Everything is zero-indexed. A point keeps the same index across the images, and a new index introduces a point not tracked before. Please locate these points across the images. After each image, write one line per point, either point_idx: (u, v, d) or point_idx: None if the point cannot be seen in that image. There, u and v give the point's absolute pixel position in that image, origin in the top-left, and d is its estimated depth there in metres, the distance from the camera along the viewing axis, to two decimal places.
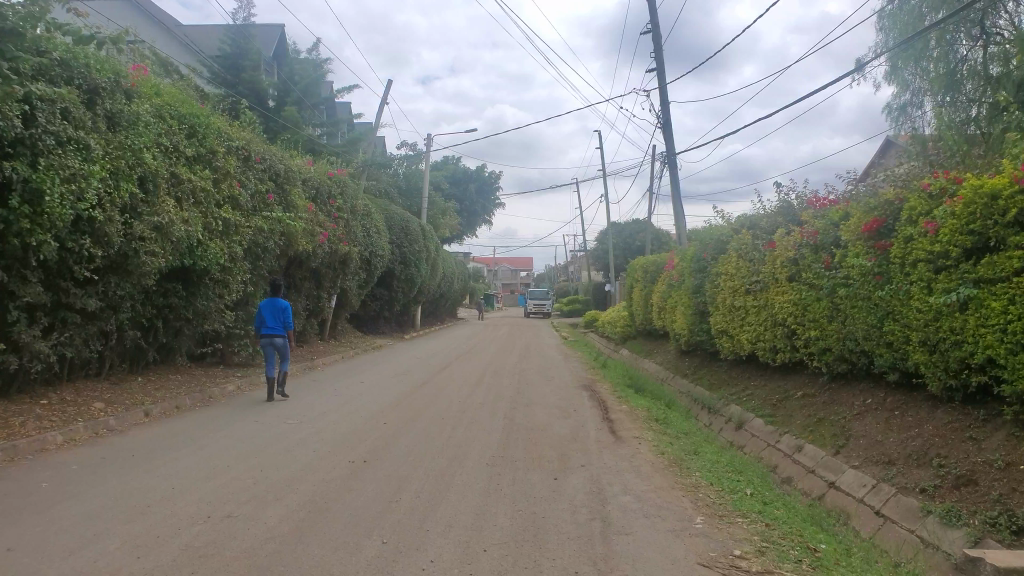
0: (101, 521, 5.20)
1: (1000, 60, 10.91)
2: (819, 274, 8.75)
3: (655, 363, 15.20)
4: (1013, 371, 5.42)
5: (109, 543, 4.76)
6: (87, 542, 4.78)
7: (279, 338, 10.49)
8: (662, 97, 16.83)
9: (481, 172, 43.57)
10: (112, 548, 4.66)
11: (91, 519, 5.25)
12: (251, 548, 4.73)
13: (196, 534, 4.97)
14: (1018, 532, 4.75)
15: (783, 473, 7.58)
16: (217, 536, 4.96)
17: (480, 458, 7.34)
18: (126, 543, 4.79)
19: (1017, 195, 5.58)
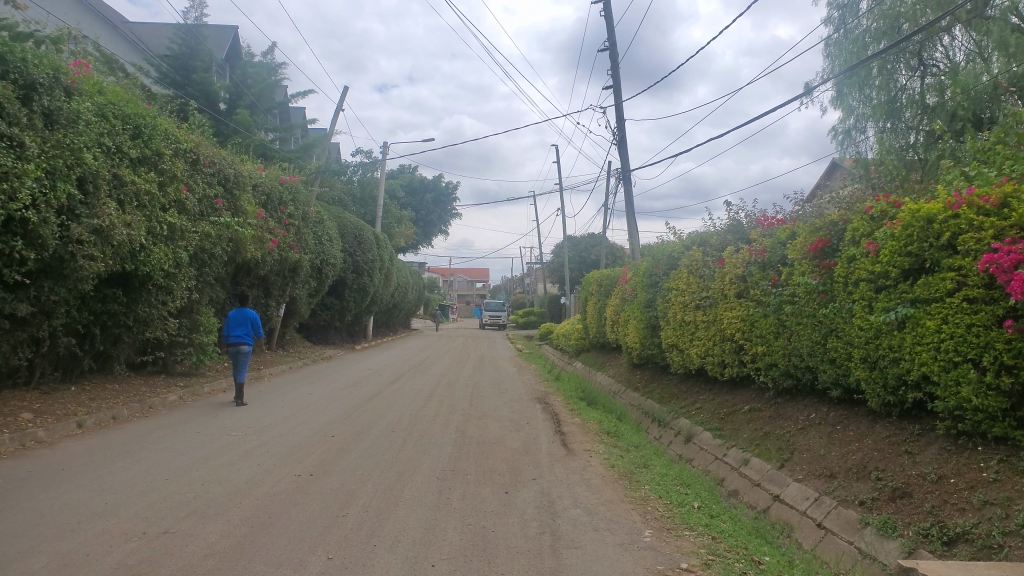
0: (28, 538, 4.99)
1: (937, 91, 11.44)
2: (766, 292, 8.99)
3: (608, 377, 15.34)
4: (945, 388, 5.63)
5: (36, 561, 4.57)
6: (11, 560, 4.58)
7: (245, 345, 10.81)
8: (618, 115, 17.10)
9: (438, 182, 43.45)
10: (39, 567, 4.48)
11: (17, 536, 5.03)
12: (188, 566, 4.59)
13: (130, 552, 4.81)
14: (948, 542, 4.91)
15: (730, 486, 7.73)
16: (153, 553, 4.80)
17: (430, 472, 7.28)
18: (54, 561, 4.60)
19: (950, 220, 5.82)
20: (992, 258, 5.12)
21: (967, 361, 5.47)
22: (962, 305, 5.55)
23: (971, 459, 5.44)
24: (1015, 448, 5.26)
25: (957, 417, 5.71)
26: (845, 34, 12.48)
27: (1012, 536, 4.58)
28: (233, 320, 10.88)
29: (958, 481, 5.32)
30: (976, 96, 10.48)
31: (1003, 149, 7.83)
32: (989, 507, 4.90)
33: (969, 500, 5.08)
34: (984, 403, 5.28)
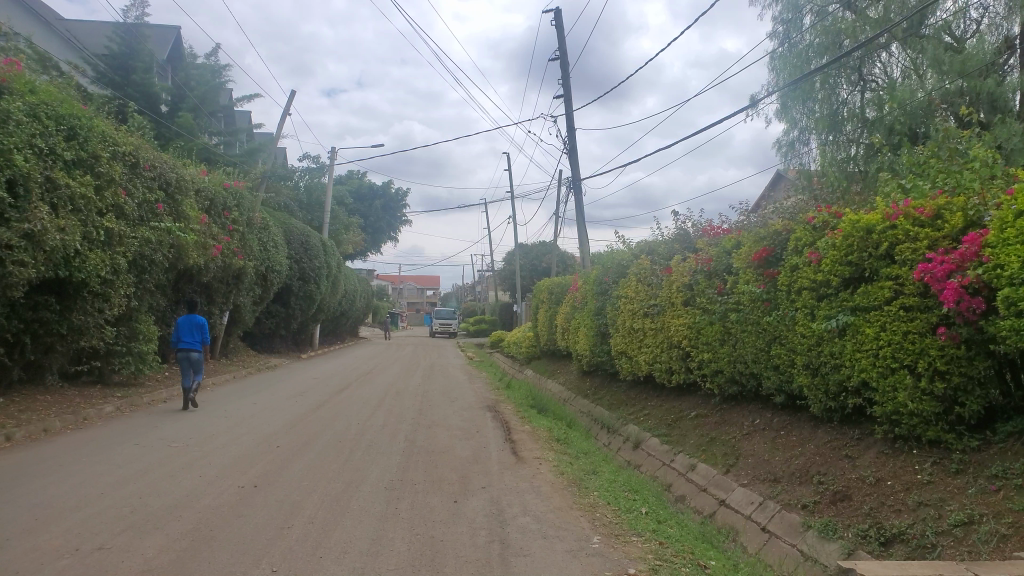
0: None
1: (875, 105, 11.77)
2: (712, 300, 9.13)
3: (558, 384, 15.37)
4: (882, 393, 5.79)
5: None
6: None
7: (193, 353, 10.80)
8: (569, 124, 17.23)
9: (387, 189, 43.07)
10: None
11: None
12: None
13: (63, 568, 4.61)
14: (886, 543, 5.01)
15: (677, 491, 7.81)
16: (87, 569, 4.62)
17: (378, 482, 7.16)
18: None
19: (888, 230, 5.98)
20: (927, 268, 5.28)
21: (903, 367, 5.62)
22: (898, 312, 5.70)
23: (907, 462, 5.61)
24: (948, 451, 5.45)
25: (894, 421, 5.87)
26: (789, 48, 12.77)
27: (945, 535, 4.72)
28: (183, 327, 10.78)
29: (895, 484, 5.46)
30: (912, 112, 10.90)
31: (938, 162, 8.11)
32: (923, 508, 5.04)
33: (905, 501, 5.22)
34: (919, 408, 5.46)
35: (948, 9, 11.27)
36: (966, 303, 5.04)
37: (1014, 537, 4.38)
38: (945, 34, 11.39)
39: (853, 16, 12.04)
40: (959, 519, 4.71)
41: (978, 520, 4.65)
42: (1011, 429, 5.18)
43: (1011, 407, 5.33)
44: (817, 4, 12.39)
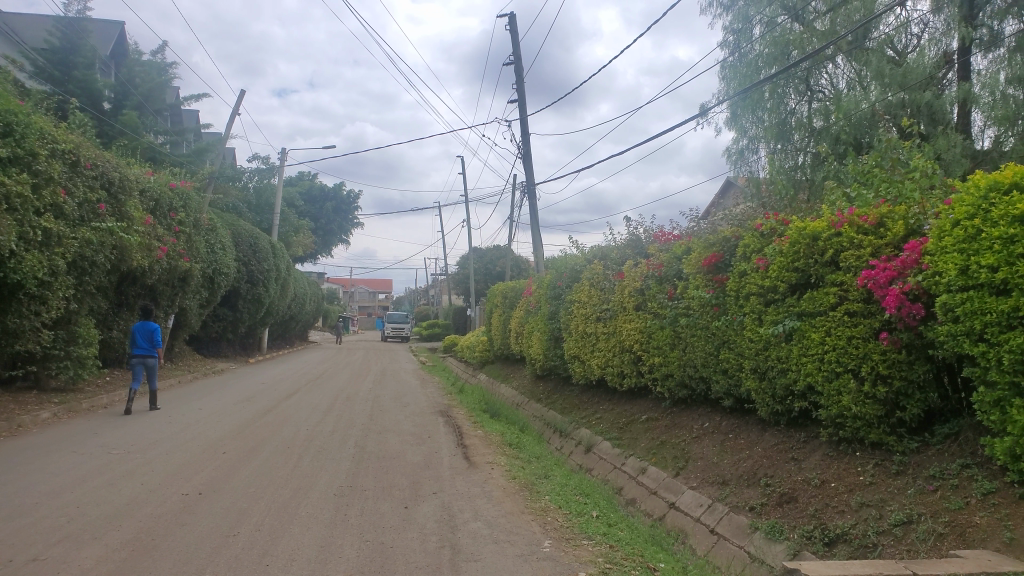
0: None
1: (822, 115, 12.08)
2: (663, 304, 9.23)
3: (511, 389, 15.34)
4: (828, 397, 5.90)
5: None
6: None
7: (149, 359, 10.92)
8: (523, 128, 17.26)
9: (339, 191, 42.53)
10: None
11: None
12: None
13: None
14: (829, 543, 5.06)
15: (628, 494, 7.84)
16: None
17: (327, 489, 7.02)
18: None
19: (834, 237, 6.09)
20: (870, 274, 5.41)
21: (847, 371, 5.74)
22: (843, 318, 5.80)
23: (851, 464, 5.72)
24: (889, 453, 5.59)
25: (838, 424, 5.98)
26: (739, 57, 13.04)
27: (886, 535, 4.80)
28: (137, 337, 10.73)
29: (839, 485, 5.56)
30: (857, 122, 11.24)
31: (882, 171, 8.31)
32: (866, 508, 5.13)
33: (848, 502, 5.31)
34: (862, 411, 5.58)
35: (891, 24, 11.70)
36: (906, 309, 5.17)
37: (950, 536, 4.48)
38: (887, 47, 11.73)
39: (801, 28, 12.33)
40: (899, 518, 4.80)
41: (917, 519, 4.75)
42: (948, 431, 5.35)
43: (949, 410, 5.52)
44: (766, 15, 12.65)
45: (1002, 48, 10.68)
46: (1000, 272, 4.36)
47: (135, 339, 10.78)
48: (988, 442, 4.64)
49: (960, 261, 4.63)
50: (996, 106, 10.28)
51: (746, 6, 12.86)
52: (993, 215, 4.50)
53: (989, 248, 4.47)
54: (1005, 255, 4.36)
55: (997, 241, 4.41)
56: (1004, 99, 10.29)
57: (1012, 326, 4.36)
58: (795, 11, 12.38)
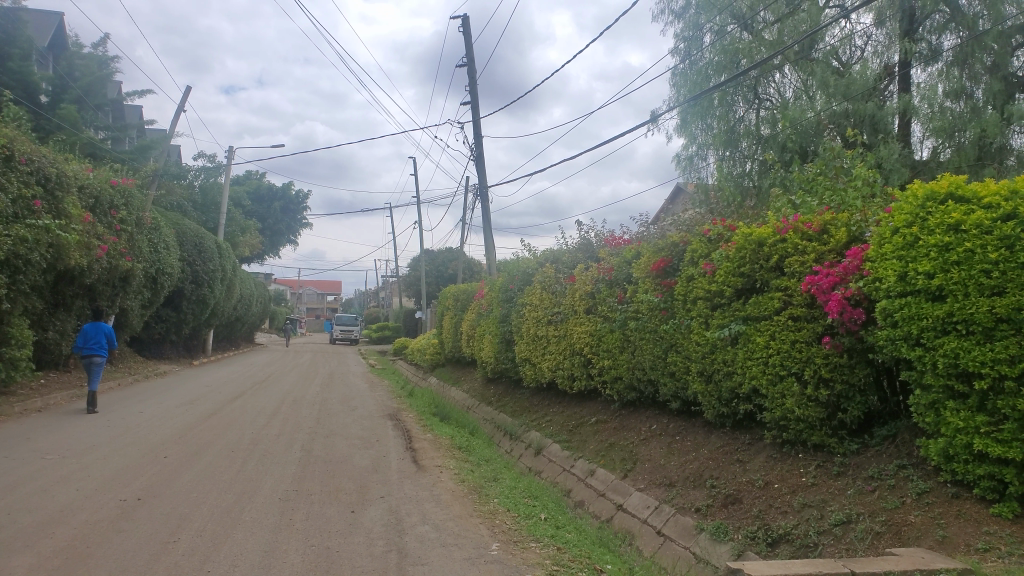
0: None
1: (770, 123, 12.34)
2: (613, 308, 9.28)
3: (462, 392, 15.29)
4: (772, 400, 6.01)
5: None
6: None
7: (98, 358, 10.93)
8: (476, 131, 17.23)
9: (287, 191, 41.87)
10: None
11: None
12: None
13: None
14: (773, 543, 5.15)
15: (576, 496, 7.87)
16: None
17: (272, 493, 6.89)
18: None
19: (778, 243, 6.19)
20: (813, 280, 5.50)
21: (791, 375, 5.86)
22: (788, 322, 5.91)
23: (794, 466, 5.84)
24: (830, 455, 5.73)
25: (782, 426, 6.10)
26: (689, 65, 13.26)
27: (826, 534, 4.90)
28: (85, 334, 10.80)
29: (782, 486, 5.67)
30: (802, 130, 11.43)
31: (826, 179, 8.49)
32: (807, 509, 5.24)
33: (790, 503, 5.42)
34: (805, 414, 5.69)
35: (835, 36, 12.03)
36: (848, 314, 5.29)
37: (886, 535, 4.59)
38: (832, 58, 12.04)
39: (750, 37, 12.56)
40: (839, 518, 4.91)
41: (855, 519, 4.86)
42: (886, 433, 5.51)
43: (888, 412, 5.68)
44: (716, 23, 12.88)
45: (940, 61, 11.05)
46: (936, 278, 4.51)
47: (84, 337, 10.80)
48: (923, 443, 4.79)
49: (899, 267, 4.76)
50: (934, 118, 10.72)
51: (697, 15, 13.07)
52: (929, 224, 4.65)
53: (926, 254, 4.62)
54: (941, 262, 4.50)
55: (934, 248, 4.56)
56: (942, 111, 10.72)
57: (946, 331, 4.50)
58: (744, 21, 12.61)
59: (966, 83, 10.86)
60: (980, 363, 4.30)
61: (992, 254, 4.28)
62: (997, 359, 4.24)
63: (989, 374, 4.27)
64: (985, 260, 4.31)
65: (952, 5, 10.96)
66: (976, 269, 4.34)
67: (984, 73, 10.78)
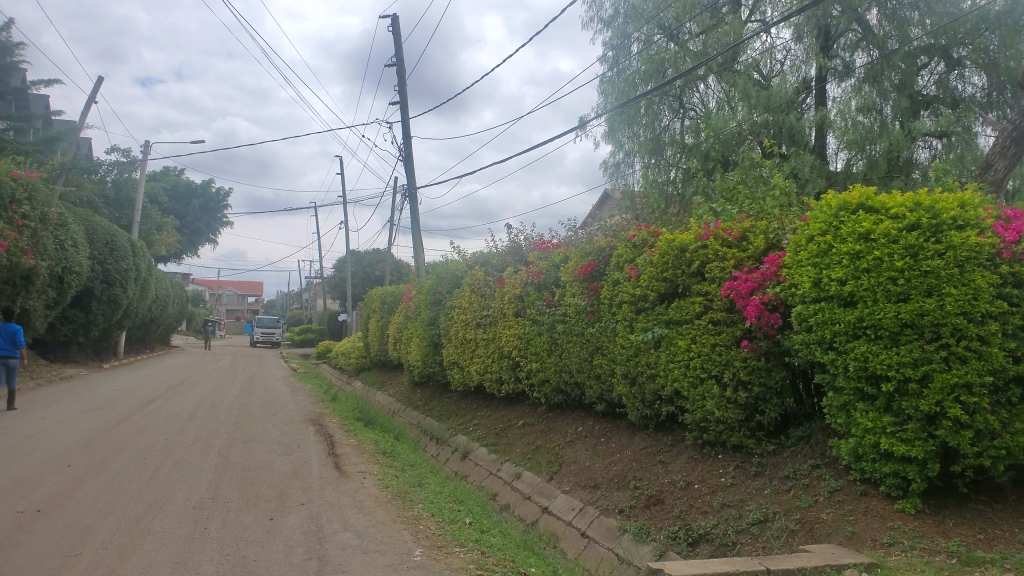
0: None
1: (693, 132, 12.66)
2: (541, 311, 9.31)
3: (388, 396, 15.09)
4: (693, 402, 6.14)
5: None
6: None
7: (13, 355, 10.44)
8: (404, 131, 17.09)
9: (207, 189, 40.58)
10: None
11: None
12: None
13: None
14: (693, 543, 5.25)
15: (502, 500, 7.87)
16: None
17: (185, 501, 6.64)
18: None
19: (700, 249, 6.33)
20: (732, 285, 5.64)
21: (711, 377, 5.99)
22: (708, 326, 6.04)
23: (713, 466, 5.98)
24: (748, 455, 5.89)
25: (703, 428, 6.24)
26: (617, 72, 13.49)
27: (744, 533, 5.03)
28: None
29: (702, 487, 5.80)
30: (724, 140, 11.67)
31: (746, 188, 8.71)
32: (726, 509, 5.36)
33: (710, 503, 5.54)
34: (724, 415, 5.84)
35: (757, 49, 12.40)
36: (766, 319, 5.46)
37: (800, 532, 4.74)
38: (754, 70, 12.37)
39: (675, 47, 12.82)
40: (756, 517, 5.04)
41: (771, 517, 5.00)
42: (802, 433, 5.70)
43: (803, 414, 5.89)
44: (643, 33, 13.12)
45: (853, 77, 11.58)
46: (847, 285, 4.69)
47: None
48: (835, 443, 4.97)
49: (813, 274, 4.93)
50: (846, 131, 11.07)
51: (624, 24, 13.31)
52: (842, 232, 4.84)
53: (838, 262, 4.80)
54: (852, 269, 4.69)
55: (846, 256, 4.74)
56: (853, 124, 11.18)
57: (857, 335, 4.68)
58: (670, 31, 12.87)
59: (876, 99, 11.33)
60: (887, 366, 4.48)
61: (899, 262, 4.49)
62: (902, 363, 4.43)
63: (895, 377, 4.46)
64: (892, 268, 4.51)
65: (863, 24, 11.54)
66: (884, 276, 4.53)
67: (892, 90, 11.36)
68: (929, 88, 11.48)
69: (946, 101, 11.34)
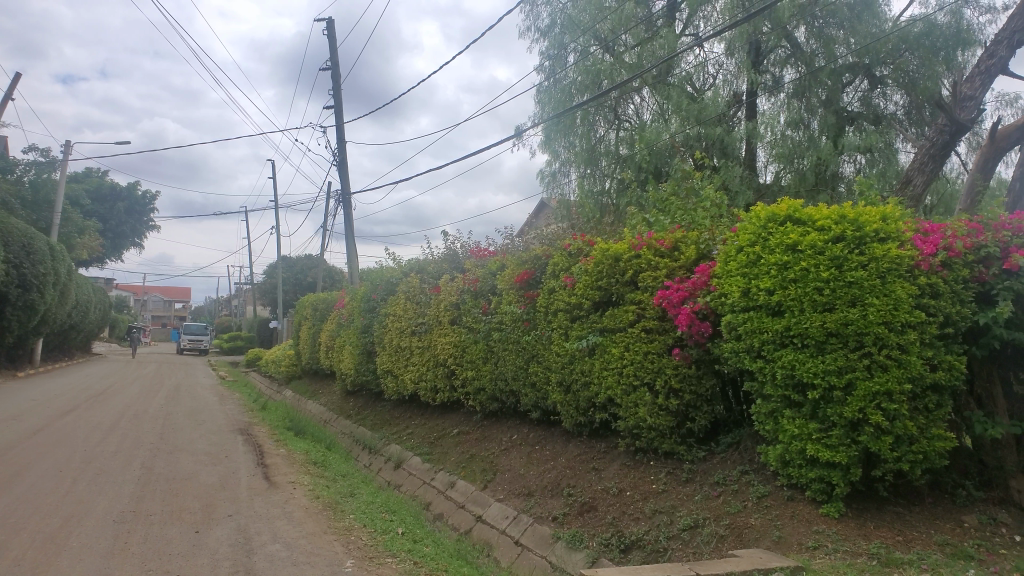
0: None
1: (628, 143, 12.85)
2: (477, 319, 9.28)
3: (319, 405, 14.82)
4: (626, 409, 6.20)
5: None
6: None
7: None
8: (339, 136, 16.87)
9: (133, 191, 39.18)
10: None
11: None
12: None
13: None
14: (625, 549, 5.28)
15: (435, 509, 7.80)
16: None
17: (105, 515, 6.37)
18: None
19: (633, 258, 6.40)
20: (664, 294, 5.70)
21: (643, 385, 6.06)
22: (641, 335, 6.11)
23: (645, 473, 6.04)
24: (679, 462, 5.97)
25: (636, 434, 6.30)
26: (554, 82, 13.61)
27: (675, 539, 5.08)
28: None
29: (634, 493, 5.84)
30: (657, 152, 11.89)
31: (678, 200, 8.85)
32: (658, 515, 5.42)
33: (643, 510, 5.59)
34: (656, 422, 5.91)
35: (690, 63, 12.65)
36: (696, 328, 5.55)
37: (729, 538, 4.82)
38: (687, 83, 12.58)
39: (611, 58, 13.00)
40: (687, 523, 5.10)
41: (701, 523, 5.07)
42: (731, 439, 5.81)
43: (732, 420, 5.99)
44: (580, 44, 13.29)
45: (782, 92, 11.90)
46: (775, 295, 4.81)
47: None
48: (764, 449, 5.08)
49: (742, 284, 5.03)
50: (776, 145, 11.48)
51: (562, 34, 13.45)
52: (770, 244, 4.96)
53: (766, 272, 4.92)
54: (780, 279, 4.82)
55: (774, 266, 4.86)
56: (783, 138, 11.52)
57: (785, 344, 4.81)
58: (606, 43, 13.03)
59: (804, 114, 11.71)
60: (813, 374, 4.62)
61: (825, 273, 4.64)
62: (827, 371, 4.57)
63: (820, 384, 4.59)
64: (818, 279, 4.66)
65: (792, 41, 11.94)
66: (810, 287, 4.67)
67: (820, 106, 11.78)
68: (854, 104, 11.94)
69: (869, 117, 11.82)
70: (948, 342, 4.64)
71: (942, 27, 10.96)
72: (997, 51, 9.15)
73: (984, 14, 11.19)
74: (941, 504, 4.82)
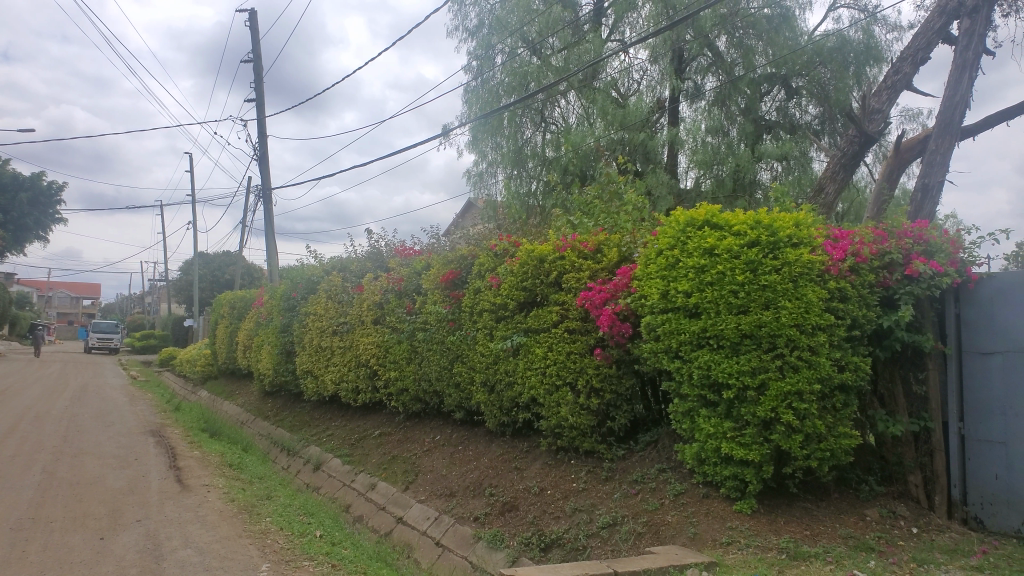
0: None
1: (554, 146, 12.97)
2: (401, 319, 9.18)
3: (235, 406, 14.39)
4: (548, 408, 6.24)
5: None
6: None
7: None
8: (260, 130, 16.43)
9: (37, 181, 37.20)
10: None
11: None
12: None
13: None
14: (545, 548, 5.31)
15: (355, 511, 7.68)
16: None
17: (2, 522, 6.03)
18: None
19: (557, 259, 6.46)
20: (587, 295, 5.79)
21: (566, 385, 6.12)
22: (564, 335, 6.17)
23: (567, 472, 6.09)
24: (600, 461, 6.04)
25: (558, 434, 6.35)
26: (481, 82, 13.60)
27: (594, 537, 5.14)
28: None
29: (555, 492, 5.89)
30: (583, 155, 12.01)
31: (601, 203, 8.98)
32: (578, 513, 5.46)
33: (563, 508, 5.63)
34: (577, 421, 5.98)
35: (616, 68, 12.84)
36: (617, 328, 5.62)
37: (646, 535, 4.90)
38: (612, 88, 12.75)
39: (538, 61, 13.09)
40: (606, 521, 5.17)
41: (620, 521, 5.15)
42: (649, 438, 5.91)
43: (651, 419, 6.09)
44: (507, 45, 13.33)
45: (703, 100, 12.21)
46: (692, 297, 4.93)
47: None
48: (681, 448, 5.19)
49: (661, 286, 5.14)
50: (697, 151, 11.74)
51: (489, 35, 13.47)
52: (688, 247, 5.08)
53: (684, 275, 5.03)
54: (697, 281, 4.94)
55: (692, 268, 4.98)
56: (703, 145, 11.78)
57: (701, 345, 4.93)
58: (533, 45, 13.11)
59: (724, 122, 12.03)
60: (728, 374, 4.75)
61: (740, 276, 4.77)
62: (742, 371, 4.72)
63: (735, 384, 4.72)
64: (733, 282, 4.79)
65: (714, 50, 12.27)
66: (726, 289, 4.80)
67: (739, 114, 12.14)
68: (771, 113, 12.35)
69: (786, 126, 12.30)
70: (855, 343, 4.84)
71: (853, 43, 11.50)
72: (902, 68, 9.56)
73: (891, 32, 11.80)
74: (846, 499, 5.02)
